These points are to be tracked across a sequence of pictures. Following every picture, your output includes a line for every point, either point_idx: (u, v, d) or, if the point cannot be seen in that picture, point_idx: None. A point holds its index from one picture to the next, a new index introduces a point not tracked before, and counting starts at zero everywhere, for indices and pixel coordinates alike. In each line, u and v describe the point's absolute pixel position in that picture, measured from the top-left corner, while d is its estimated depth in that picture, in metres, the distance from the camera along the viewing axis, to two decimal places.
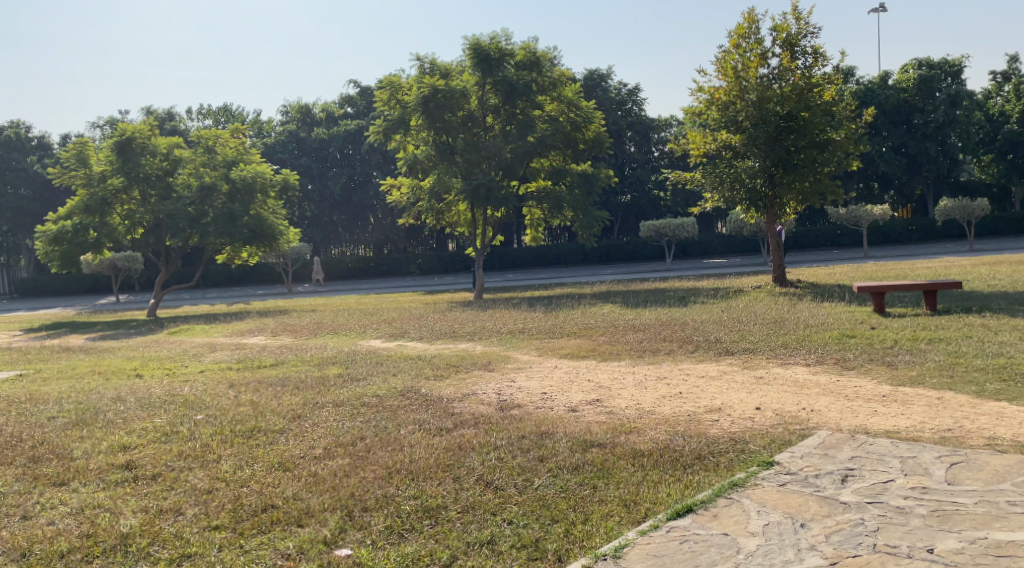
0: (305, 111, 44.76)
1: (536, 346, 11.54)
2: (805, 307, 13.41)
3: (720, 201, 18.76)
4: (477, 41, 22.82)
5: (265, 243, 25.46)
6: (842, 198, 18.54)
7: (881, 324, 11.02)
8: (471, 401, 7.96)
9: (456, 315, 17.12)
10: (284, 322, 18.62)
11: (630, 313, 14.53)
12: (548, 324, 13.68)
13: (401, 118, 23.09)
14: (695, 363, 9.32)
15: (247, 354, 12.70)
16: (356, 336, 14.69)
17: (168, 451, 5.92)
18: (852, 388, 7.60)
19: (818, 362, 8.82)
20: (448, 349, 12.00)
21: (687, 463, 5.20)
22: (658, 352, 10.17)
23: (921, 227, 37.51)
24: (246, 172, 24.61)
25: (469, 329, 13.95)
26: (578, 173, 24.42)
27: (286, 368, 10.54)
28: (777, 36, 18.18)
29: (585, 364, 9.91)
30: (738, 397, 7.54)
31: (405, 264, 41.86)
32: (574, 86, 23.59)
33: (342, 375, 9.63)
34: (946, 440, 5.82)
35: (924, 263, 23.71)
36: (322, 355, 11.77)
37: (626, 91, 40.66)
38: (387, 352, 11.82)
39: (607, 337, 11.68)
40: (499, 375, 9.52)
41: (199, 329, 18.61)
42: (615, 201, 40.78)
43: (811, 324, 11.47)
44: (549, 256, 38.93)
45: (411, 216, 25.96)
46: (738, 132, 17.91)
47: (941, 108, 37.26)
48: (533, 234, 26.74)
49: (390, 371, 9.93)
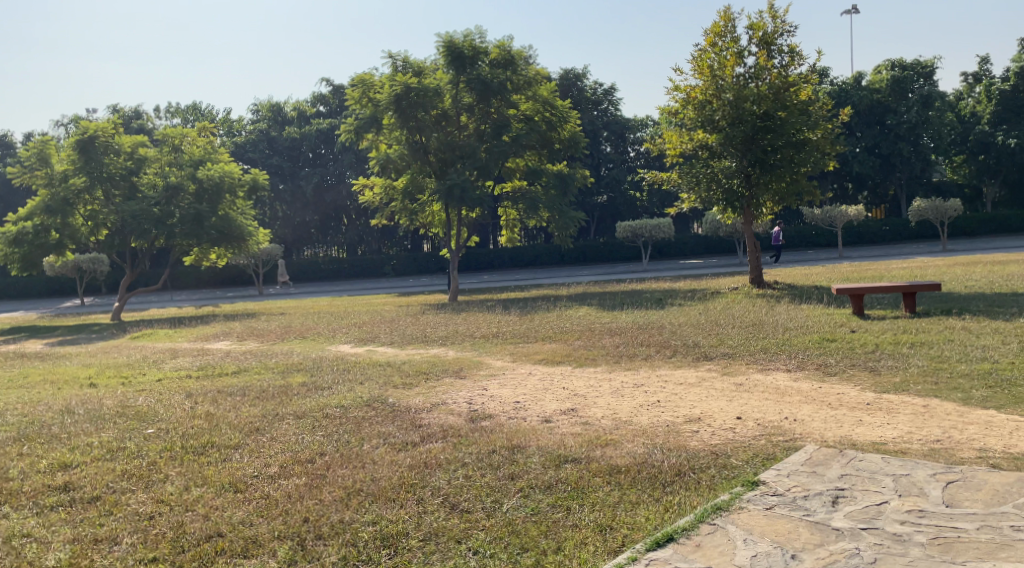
0: (276, 110, 44.16)
1: (510, 351, 11.20)
2: (783, 310, 13.18)
3: (697, 202, 18.54)
4: (451, 38, 22.47)
5: (233, 244, 24.93)
6: (819, 199, 18.38)
7: (861, 327, 10.80)
8: (440, 412, 7.61)
9: (429, 318, 16.73)
10: (251, 326, 18.13)
11: (607, 316, 14.24)
12: (522, 328, 13.34)
13: (373, 116, 22.67)
14: (673, 369, 9.03)
15: (210, 361, 12.25)
16: (325, 341, 14.26)
17: (110, 470, 5.51)
18: (835, 395, 7.34)
19: (799, 367, 8.55)
20: (419, 354, 11.64)
21: (666, 480, 4.90)
22: (635, 357, 9.87)
23: (895, 227, 37.64)
24: (213, 172, 24.10)
25: (441, 333, 13.58)
26: (554, 173, 24.08)
27: (249, 377, 10.12)
28: (753, 35, 17.99)
29: (559, 370, 9.59)
30: (718, 405, 7.24)
31: (379, 265, 41.31)
32: (549, 85, 23.27)
33: (307, 384, 9.24)
34: (937, 452, 5.56)
35: (899, 263, 23.65)
36: (288, 361, 11.36)
37: (601, 90, 40.55)
38: (356, 358, 11.42)
39: (582, 342, 11.37)
40: (471, 382, 9.17)
41: (163, 333, 18.07)
42: (591, 202, 40.58)
43: (790, 327, 11.24)
44: (524, 257, 38.64)
45: (384, 216, 25.57)
46: (714, 131, 17.68)
47: (914, 108, 37.43)
48: (509, 235, 26.42)
49: (357, 378, 9.55)
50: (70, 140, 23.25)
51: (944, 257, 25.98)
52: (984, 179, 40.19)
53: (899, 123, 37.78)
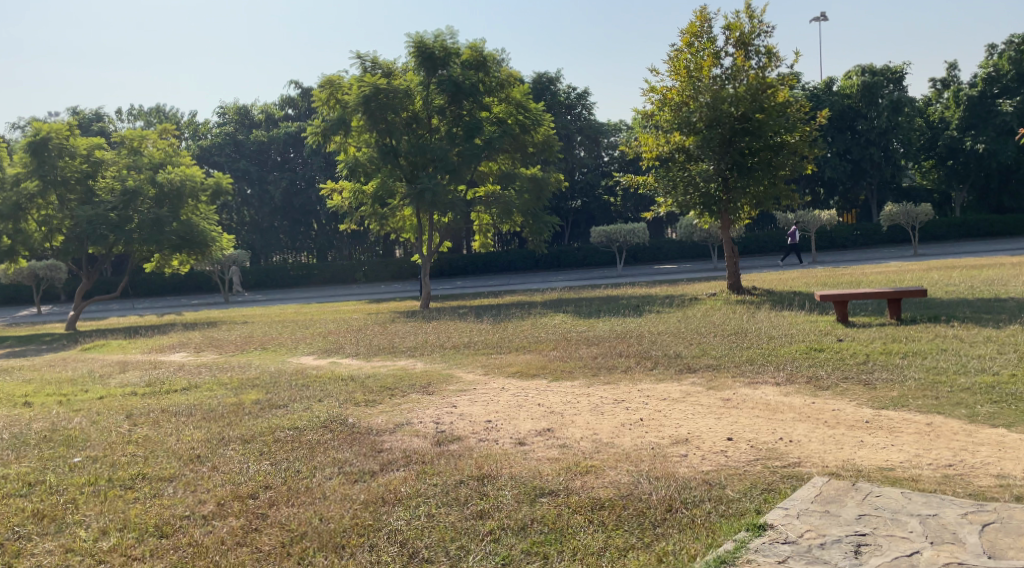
0: (243, 113, 43.29)
1: (482, 363, 10.57)
2: (765, 318, 12.68)
3: (673, 206, 18.02)
4: (422, 38, 21.86)
5: (195, 250, 24.06)
6: (798, 203, 17.95)
7: (848, 335, 10.29)
8: (405, 434, 6.97)
9: (398, 327, 16.07)
10: (211, 337, 17.35)
11: (583, 325, 13.64)
12: (495, 338, 12.73)
13: (341, 118, 21.99)
14: (655, 383, 8.44)
15: (162, 377, 11.47)
16: (287, 353, 13.55)
17: (19, 511, 4.91)
18: (831, 412, 6.75)
19: (788, 379, 7.99)
20: (385, 367, 10.95)
21: (655, 522, 4.39)
22: (613, 370, 9.26)
23: (865, 232, 37.62)
24: (174, 175, 23.21)
25: (410, 344, 12.94)
26: (528, 178, 23.48)
27: (200, 395, 9.38)
28: (730, 35, 17.55)
29: (534, 385, 8.96)
30: (706, 424, 6.68)
31: (350, 271, 40.46)
32: (523, 87, 22.77)
33: (260, 404, 8.53)
34: (951, 481, 5.03)
35: (874, 268, 23.36)
36: (243, 377, 10.62)
37: (575, 95, 40.07)
38: (318, 373, 10.73)
39: (557, 353, 10.73)
40: (439, 399, 8.51)
41: (118, 345, 17.21)
42: (565, 207, 40.17)
43: (774, 336, 10.71)
44: (498, 263, 38.13)
45: (353, 222, 24.83)
46: (691, 134, 17.20)
47: (884, 114, 37.34)
48: (481, 241, 25.79)
49: (316, 396, 8.85)
50: (22, 142, 22.27)
51: (918, 262, 25.80)
52: (953, 185, 40.30)
53: (870, 128, 37.69)
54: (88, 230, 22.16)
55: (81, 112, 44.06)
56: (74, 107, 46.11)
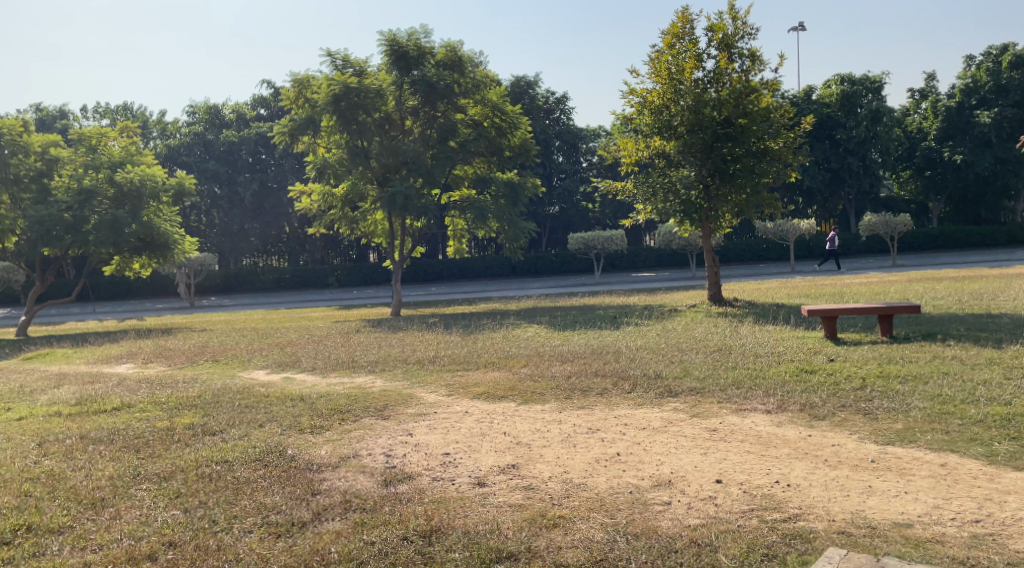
0: (213, 112, 42.09)
1: (446, 381, 9.74)
2: (749, 332, 11.94)
3: (652, 214, 17.24)
4: (395, 35, 20.84)
5: (156, 253, 23.06)
6: (781, 212, 17.27)
7: (839, 354, 9.54)
8: (349, 470, 6.15)
9: (362, 337, 15.22)
10: (163, 346, 16.45)
11: (557, 339, 12.84)
12: (463, 351, 11.91)
13: (310, 118, 21.06)
14: (632, 409, 7.63)
15: (98, 395, 10.57)
16: (240, 366, 12.68)
17: None
18: (831, 449, 5.96)
19: (779, 406, 7.20)
20: (341, 385, 10.07)
21: None
22: (587, 392, 8.46)
23: (844, 241, 37.24)
24: (132, 174, 22.04)
25: (371, 357, 12.09)
26: (503, 182, 22.68)
27: (131, 419, 8.50)
28: (712, 37, 16.88)
29: (501, 409, 8.13)
30: (691, 461, 5.87)
31: (322, 276, 39.39)
32: (499, 89, 21.92)
33: (191, 431, 7.66)
34: (982, 545, 4.27)
35: (856, 279, 22.76)
36: (184, 397, 9.77)
37: (553, 99, 39.40)
38: (266, 391, 9.88)
39: (528, 371, 9.91)
40: (393, 425, 7.67)
41: (62, 356, 16.24)
42: (542, 213, 39.42)
43: (760, 353, 9.97)
44: (473, 269, 37.32)
45: (322, 225, 23.87)
46: (672, 138, 16.51)
47: (863, 123, 37.01)
48: (455, 246, 24.90)
49: (256, 420, 7.99)
50: None
51: (899, 272, 25.25)
52: (930, 196, 40.05)
53: (849, 138, 37.33)
54: (41, 231, 21.01)
55: (45, 109, 42.77)
56: (38, 103, 44.81)
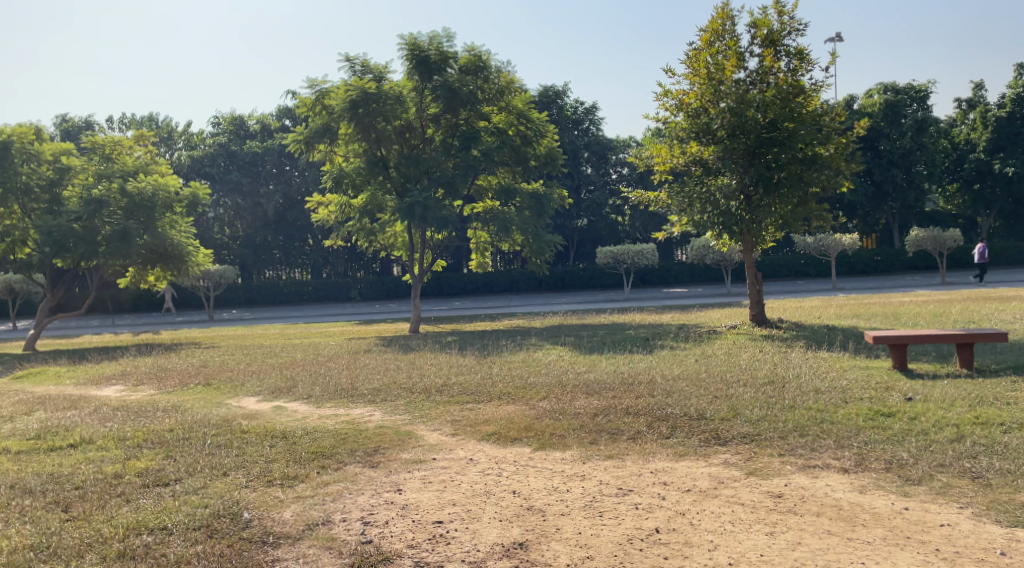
0: (238, 123, 41.15)
1: (452, 418, 8.37)
2: (802, 362, 10.43)
3: (688, 225, 15.90)
4: (416, 40, 19.67)
5: (169, 265, 21.94)
6: (831, 224, 15.79)
7: (917, 392, 8.04)
8: (313, 546, 4.89)
9: (370, 359, 13.86)
10: (161, 365, 15.28)
11: (581, 364, 11.42)
12: (478, 378, 10.54)
13: (326, 126, 19.80)
14: (672, 462, 6.22)
15: (63, 426, 9.33)
16: (232, 392, 11.41)
17: None
18: (941, 533, 4.55)
19: (858, 464, 5.76)
20: (333, 419, 8.73)
21: None
22: (616, 437, 7.05)
23: (887, 257, 35.47)
24: (144, 184, 20.83)
25: (375, 384, 10.75)
26: (528, 192, 21.17)
27: (80, 462, 7.22)
28: (756, 33, 15.45)
29: (511, 456, 6.75)
30: (753, 547, 4.49)
31: (345, 290, 38.34)
32: (525, 95, 20.45)
33: (138, 482, 6.38)
34: None
35: (906, 299, 21.12)
36: (157, 431, 8.55)
37: (582, 109, 38.17)
38: (251, 425, 8.64)
39: (547, 406, 8.52)
40: (380, 476, 6.34)
41: (54, 375, 15.12)
42: (570, 226, 38.00)
43: (821, 388, 8.48)
44: (499, 285, 36.02)
45: (339, 238, 22.61)
46: (711, 144, 15.10)
47: (907, 134, 35.21)
48: (479, 261, 23.49)
49: (221, 467, 6.70)
50: None
51: (954, 291, 23.41)
52: (979, 210, 37.96)
53: (893, 149, 35.50)
54: (48, 243, 19.87)
55: (70, 119, 42.29)
56: (64, 114, 44.40)
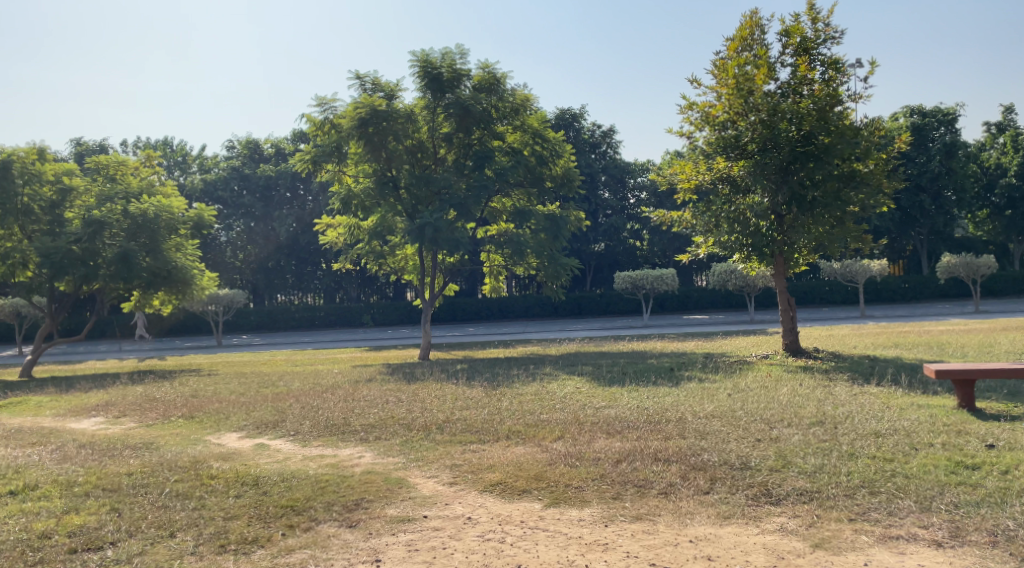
0: (253, 146, 40.31)
1: (450, 462, 7.19)
2: (848, 398, 9.20)
3: (715, 246, 14.83)
4: (427, 56, 18.67)
5: (173, 289, 20.85)
6: (871, 246, 14.57)
7: (997, 437, 6.82)
8: None
9: (369, 389, 12.68)
10: (148, 395, 14.17)
11: (600, 398, 10.21)
12: (484, 414, 9.35)
13: (335, 145, 18.77)
14: (717, 526, 5.06)
15: (14, 466, 8.22)
16: (215, 426, 10.26)
17: None
18: None
19: (952, 536, 4.64)
20: (316, 462, 7.60)
21: None
22: (644, 491, 5.87)
23: (916, 284, 34.10)
24: (147, 205, 19.60)
25: (370, 420, 9.58)
26: (544, 215, 19.93)
27: (11, 516, 6.14)
28: (788, 42, 14.37)
29: (518, 514, 5.59)
30: None
31: (358, 315, 37.50)
32: (540, 114, 19.41)
33: (65, 545, 5.30)
34: None
35: (944, 327, 19.87)
36: (115, 474, 7.44)
37: (599, 132, 37.37)
38: (225, 467, 7.51)
39: (561, 448, 7.34)
40: (357, 540, 5.22)
41: (35, 406, 14.03)
42: (588, 250, 36.86)
43: (882, 432, 7.24)
44: (515, 309, 34.90)
45: (347, 262, 21.62)
46: (740, 158, 13.94)
47: (935, 158, 33.93)
48: (492, 284, 22.30)
49: (170, 525, 5.61)
50: None
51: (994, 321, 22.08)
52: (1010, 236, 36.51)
53: (921, 173, 34.15)
54: (45, 265, 18.78)
55: (84, 142, 41.79)
56: (78, 138, 43.91)
